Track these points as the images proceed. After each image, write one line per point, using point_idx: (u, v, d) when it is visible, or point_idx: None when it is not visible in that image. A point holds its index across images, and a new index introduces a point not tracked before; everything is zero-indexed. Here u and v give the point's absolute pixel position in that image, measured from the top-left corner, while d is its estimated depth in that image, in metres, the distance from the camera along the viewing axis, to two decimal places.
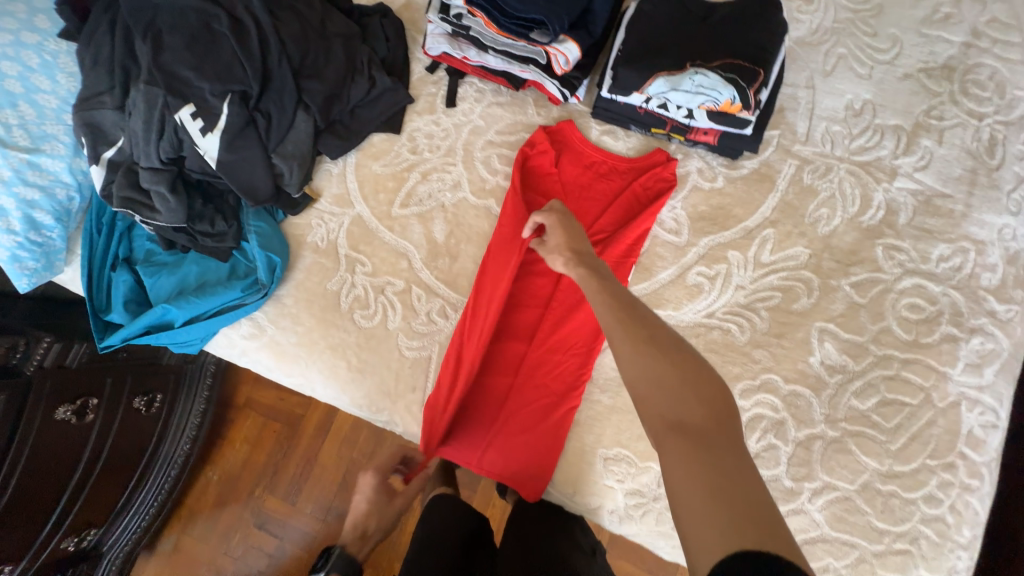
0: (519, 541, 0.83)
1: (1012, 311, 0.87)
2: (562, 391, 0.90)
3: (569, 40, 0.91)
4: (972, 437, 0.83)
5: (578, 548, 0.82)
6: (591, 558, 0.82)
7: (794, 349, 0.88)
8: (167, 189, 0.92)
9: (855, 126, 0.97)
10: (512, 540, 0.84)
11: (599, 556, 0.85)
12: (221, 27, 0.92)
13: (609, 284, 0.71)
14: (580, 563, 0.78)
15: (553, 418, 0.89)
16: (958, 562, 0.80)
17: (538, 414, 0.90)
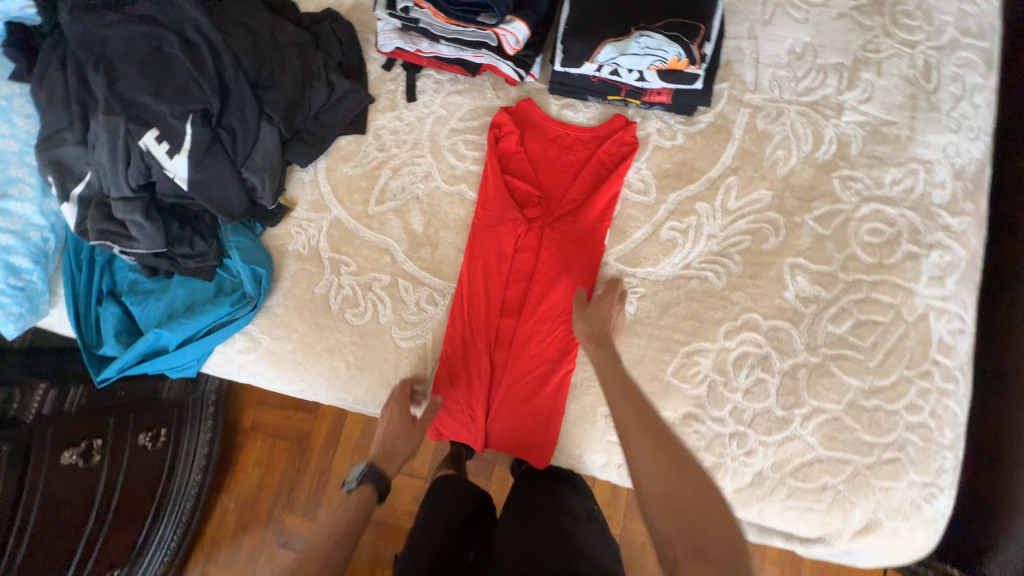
0: (516, 516, 0.81)
1: (965, 222, 0.92)
2: (556, 362, 0.94)
3: (516, 19, 0.94)
4: (943, 344, 0.88)
5: (571, 516, 0.80)
6: (586, 524, 0.80)
7: (768, 286, 0.93)
8: (141, 216, 0.92)
9: (799, 68, 1.01)
10: (509, 516, 0.82)
11: (596, 521, 0.83)
12: (173, 49, 0.92)
13: (632, 393, 0.79)
14: (575, 532, 0.77)
15: (550, 389, 0.93)
16: (944, 462, 0.86)
17: (536, 387, 0.94)
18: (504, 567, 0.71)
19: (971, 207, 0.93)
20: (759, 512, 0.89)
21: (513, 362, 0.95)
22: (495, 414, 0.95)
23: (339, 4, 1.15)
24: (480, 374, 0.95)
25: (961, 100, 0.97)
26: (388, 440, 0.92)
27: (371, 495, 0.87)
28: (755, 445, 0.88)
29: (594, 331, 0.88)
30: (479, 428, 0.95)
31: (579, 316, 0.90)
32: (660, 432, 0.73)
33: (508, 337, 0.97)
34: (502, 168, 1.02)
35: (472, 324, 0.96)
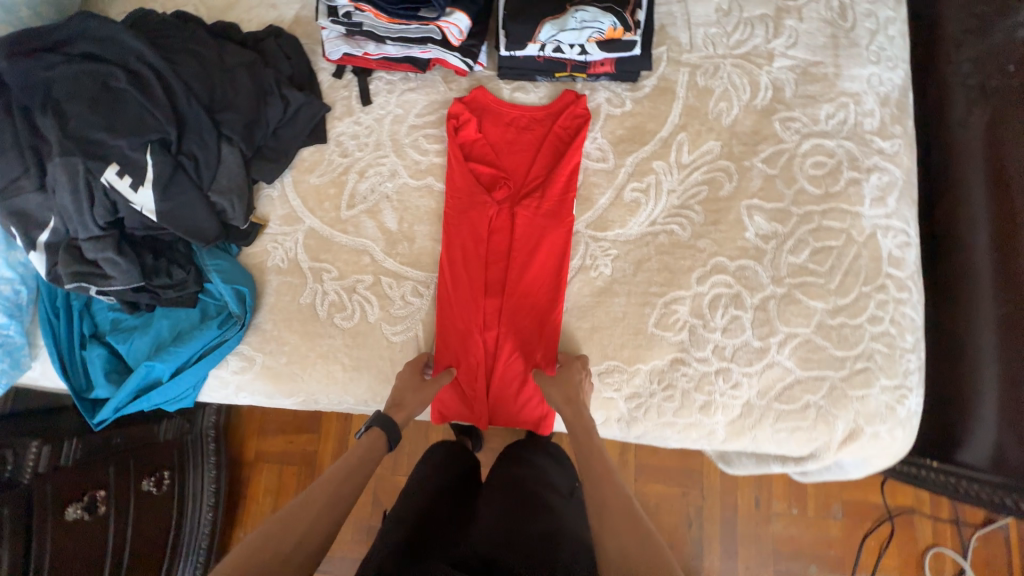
0: (507, 478, 0.91)
1: (896, 144, 1.00)
2: (541, 339, 0.99)
3: (456, 10, 0.96)
4: (893, 258, 0.96)
5: (556, 491, 0.91)
6: (567, 500, 0.91)
7: (730, 230, 0.99)
8: (114, 252, 0.92)
9: (728, 24, 1.07)
10: (499, 477, 0.92)
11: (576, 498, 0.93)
12: (120, 83, 0.92)
13: (592, 439, 0.86)
14: (556, 503, 0.87)
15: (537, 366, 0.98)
16: (909, 364, 0.93)
17: (526, 365, 0.98)
18: (491, 522, 0.81)
19: (900, 129, 1.01)
20: (753, 439, 0.95)
21: (500, 342, 0.99)
22: (491, 393, 1.00)
23: (281, 19, 1.16)
24: (471, 358, 0.99)
25: (877, 34, 1.05)
26: (404, 394, 0.93)
27: (383, 442, 0.89)
28: (739, 377, 0.94)
29: (573, 396, 0.90)
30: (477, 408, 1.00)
31: (553, 383, 0.92)
32: (630, 511, 0.73)
33: (493, 319, 1.00)
34: (465, 157, 1.05)
35: (457, 310, 1.00)
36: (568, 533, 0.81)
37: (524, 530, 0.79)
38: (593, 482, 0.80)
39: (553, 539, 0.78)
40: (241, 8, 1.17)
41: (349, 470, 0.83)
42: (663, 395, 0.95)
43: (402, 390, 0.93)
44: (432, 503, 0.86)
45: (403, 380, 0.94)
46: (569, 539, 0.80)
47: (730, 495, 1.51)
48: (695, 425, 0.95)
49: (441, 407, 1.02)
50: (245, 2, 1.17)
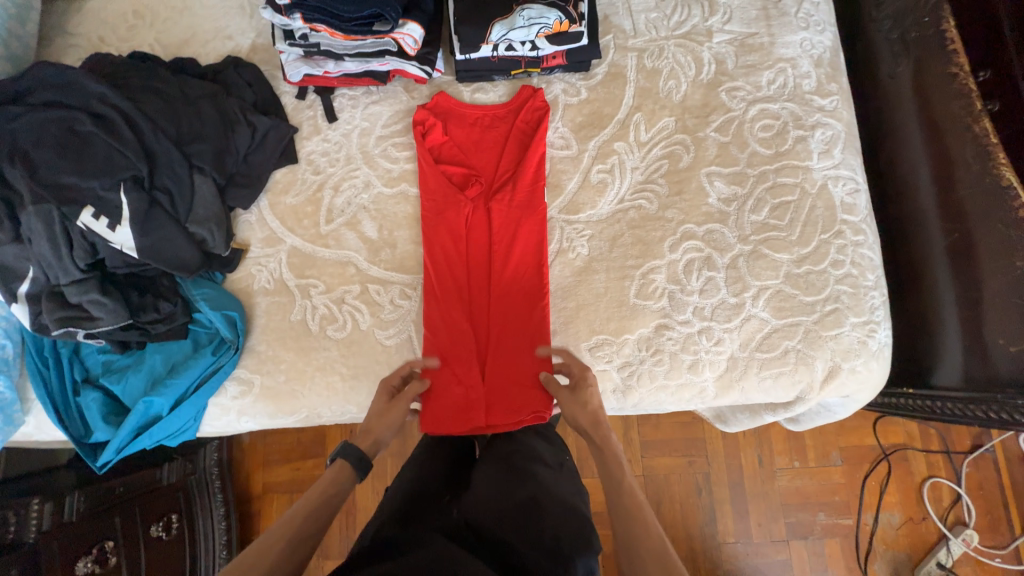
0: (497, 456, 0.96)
1: (834, 101, 1.08)
2: (534, 329, 1.02)
3: (408, 21, 1.00)
4: (845, 205, 1.03)
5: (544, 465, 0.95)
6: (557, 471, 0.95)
7: (694, 198, 1.04)
8: (99, 293, 0.93)
9: (667, 8, 1.14)
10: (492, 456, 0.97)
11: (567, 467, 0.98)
12: (85, 126, 0.93)
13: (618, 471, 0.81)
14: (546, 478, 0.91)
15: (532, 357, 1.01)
16: (874, 300, 1.00)
17: (523, 357, 1.02)
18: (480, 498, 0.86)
19: (836, 87, 1.08)
20: (742, 390, 1.00)
21: (492, 334, 1.03)
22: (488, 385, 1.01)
23: (238, 50, 1.18)
24: (466, 351, 1.02)
25: (803, 2, 1.12)
26: (375, 421, 0.90)
27: (351, 473, 0.85)
28: (721, 334, 0.99)
29: (597, 418, 0.88)
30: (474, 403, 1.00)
31: (571, 405, 0.90)
32: (658, 547, 0.70)
33: (481, 314, 1.04)
34: (436, 161, 1.09)
35: (448, 305, 1.03)
36: (555, 498, 0.86)
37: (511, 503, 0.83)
38: (623, 516, 0.75)
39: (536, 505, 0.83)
40: (197, 43, 1.19)
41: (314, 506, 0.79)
42: (653, 360, 0.99)
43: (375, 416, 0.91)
44: (428, 489, 0.92)
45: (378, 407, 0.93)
46: (554, 504, 0.85)
47: (735, 457, 1.56)
48: (687, 385, 1.00)
49: (437, 413, 1.01)
50: (200, 37, 1.20)
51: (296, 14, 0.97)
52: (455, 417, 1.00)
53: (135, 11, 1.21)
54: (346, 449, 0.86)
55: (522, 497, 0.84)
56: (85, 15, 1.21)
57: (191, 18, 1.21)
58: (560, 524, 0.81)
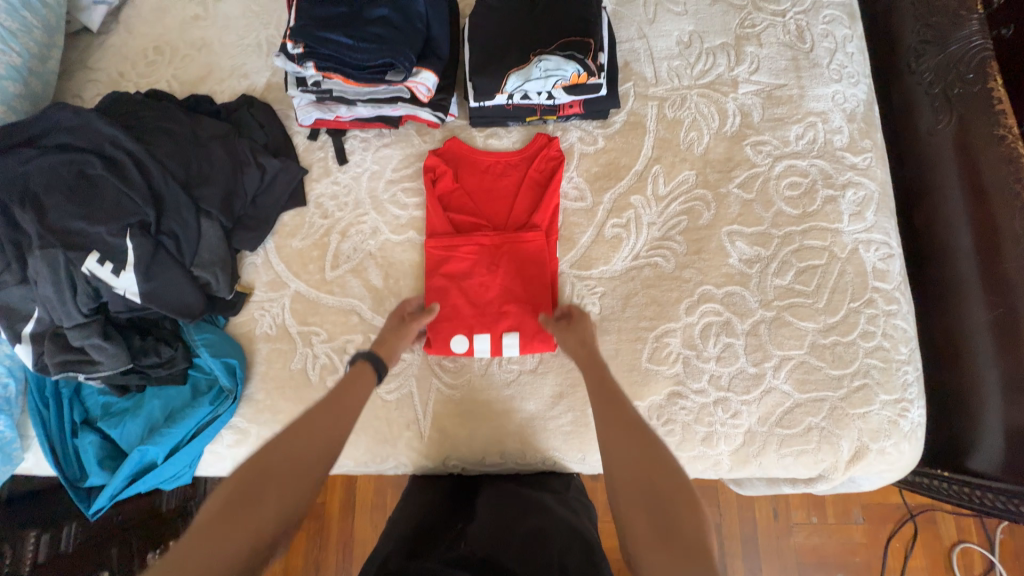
0: (500, 492, 0.94)
1: (867, 158, 1.02)
2: (528, 255, 1.01)
3: (422, 70, 0.98)
4: (878, 271, 0.96)
5: (550, 492, 0.94)
6: (563, 495, 0.94)
7: (713, 257, 0.99)
8: (100, 338, 0.92)
9: (690, 56, 1.09)
10: (493, 492, 0.94)
11: (574, 489, 0.98)
12: (97, 170, 0.93)
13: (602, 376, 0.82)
14: (552, 504, 0.90)
15: (530, 285, 1.00)
16: (907, 376, 0.93)
17: (518, 279, 1.00)
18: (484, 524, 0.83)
19: (869, 143, 1.03)
20: (760, 465, 0.93)
21: (495, 267, 1.01)
22: (492, 316, 0.99)
23: (253, 88, 1.18)
24: (464, 298, 1.00)
25: (836, 52, 1.07)
26: (391, 338, 0.92)
27: (369, 376, 0.83)
28: (738, 406, 0.93)
29: (586, 341, 0.89)
30: (477, 334, 0.98)
31: (567, 336, 0.90)
32: (645, 444, 0.70)
33: (479, 255, 1.01)
34: (446, 209, 1.05)
35: (445, 258, 1.02)
36: (562, 525, 0.83)
37: (513, 532, 0.80)
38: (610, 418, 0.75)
39: (541, 533, 0.80)
40: (213, 80, 1.19)
41: (334, 406, 0.77)
42: (664, 430, 0.94)
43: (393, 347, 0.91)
44: (435, 512, 0.90)
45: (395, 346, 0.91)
46: (561, 531, 0.81)
47: (749, 509, 1.48)
48: (700, 457, 0.94)
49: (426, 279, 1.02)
50: (217, 74, 1.20)
51: (309, 63, 0.95)
52: (438, 257, 1.02)
53: (156, 48, 1.22)
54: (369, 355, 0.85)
55: (528, 527, 0.82)
56: (108, 50, 1.23)
57: (209, 56, 1.21)
58: (566, 554, 0.76)
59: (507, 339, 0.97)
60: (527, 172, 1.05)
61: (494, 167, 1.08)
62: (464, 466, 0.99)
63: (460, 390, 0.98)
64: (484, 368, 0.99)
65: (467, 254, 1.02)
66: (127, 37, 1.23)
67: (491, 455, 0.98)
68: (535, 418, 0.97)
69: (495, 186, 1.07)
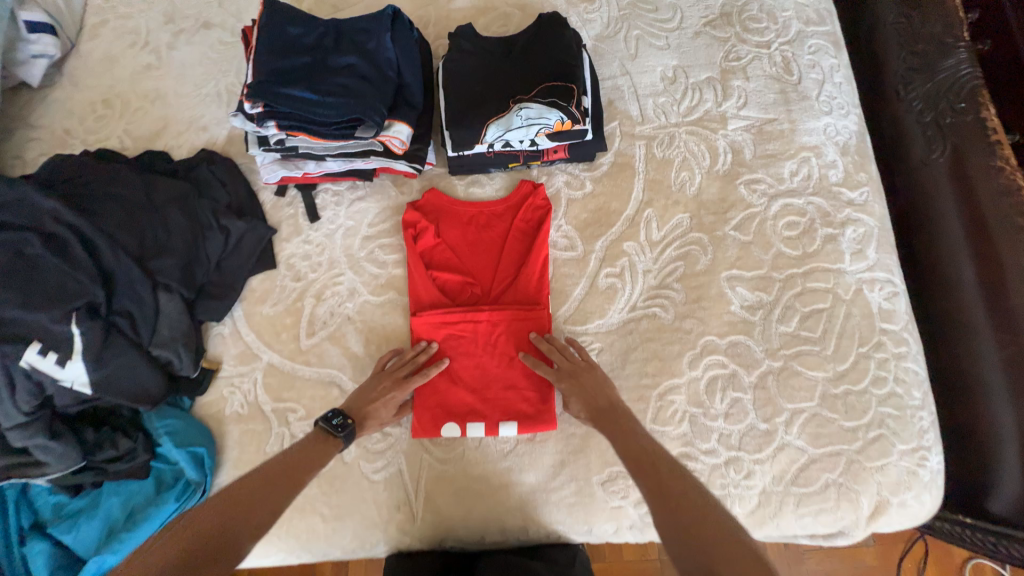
0: (500, 567, 0.85)
1: (864, 193, 0.98)
2: (522, 337, 0.94)
3: (395, 122, 0.92)
4: (884, 312, 0.92)
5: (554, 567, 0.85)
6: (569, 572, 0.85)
7: (714, 305, 0.94)
8: (45, 437, 0.82)
9: (676, 92, 1.05)
10: (492, 567, 0.85)
11: (581, 565, 0.88)
12: (35, 249, 0.83)
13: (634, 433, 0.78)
14: None
15: (524, 366, 0.93)
16: (923, 422, 0.88)
17: (513, 359, 0.93)
18: None
19: (865, 176, 0.99)
20: (776, 527, 0.87)
21: (487, 346, 0.94)
22: (487, 400, 0.92)
23: (213, 141, 1.10)
24: (457, 382, 0.93)
25: (824, 83, 1.04)
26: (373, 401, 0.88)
27: (336, 443, 0.82)
28: (751, 466, 0.87)
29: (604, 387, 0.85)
30: (470, 423, 0.90)
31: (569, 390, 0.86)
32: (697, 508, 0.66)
33: (470, 333, 0.94)
34: (427, 265, 0.98)
35: (435, 337, 0.94)
36: None
37: None
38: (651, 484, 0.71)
39: None
40: (170, 133, 1.11)
41: (289, 467, 0.76)
42: None
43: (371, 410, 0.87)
44: None
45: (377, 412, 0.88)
46: None
47: None
48: None
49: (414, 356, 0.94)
50: (173, 127, 1.11)
51: (271, 122, 0.88)
52: (426, 332, 0.95)
53: (105, 101, 1.14)
54: (349, 428, 0.83)
55: None
56: (52, 106, 1.14)
57: (164, 108, 1.13)
58: None
59: (503, 426, 0.90)
60: (513, 228, 0.99)
61: (479, 227, 1.01)
62: (462, 547, 0.91)
63: (453, 464, 0.90)
64: (478, 440, 0.91)
65: (459, 333, 0.94)
66: (73, 91, 1.15)
67: (491, 534, 0.89)
68: (536, 491, 0.89)
69: (481, 242, 1.00)
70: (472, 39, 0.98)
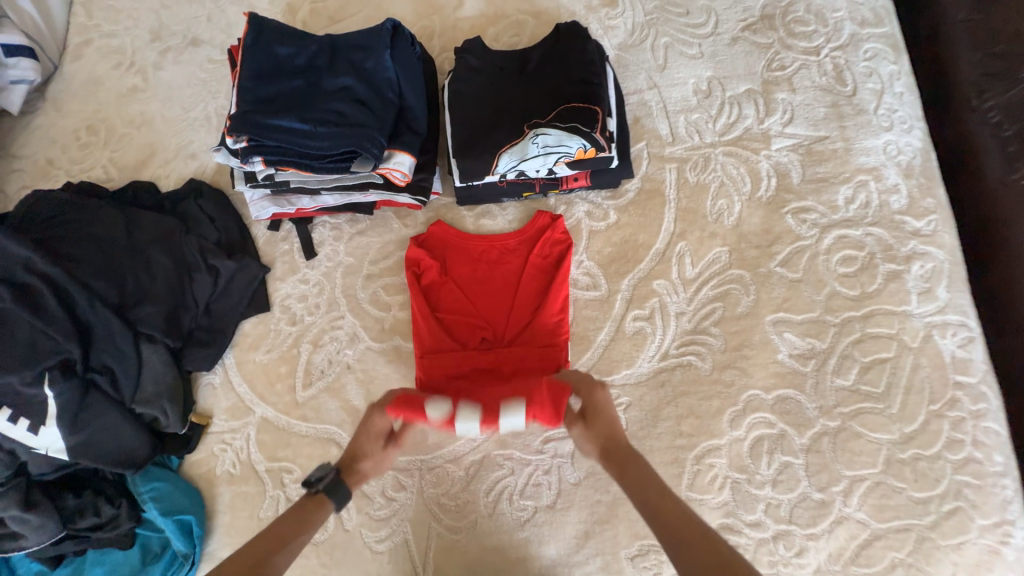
0: None
1: (933, 222, 0.85)
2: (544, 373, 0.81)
3: (396, 151, 0.81)
4: (959, 362, 0.80)
5: None
6: None
7: (759, 354, 0.83)
8: (19, 509, 0.75)
9: (712, 107, 0.93)
10: None
11: None
12: (3, 302, 0.76)
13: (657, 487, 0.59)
14: None
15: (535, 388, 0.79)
16: (1007, 493, 0.76)
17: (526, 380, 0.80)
18: None
19: (933, 203, 0.86)
20: None
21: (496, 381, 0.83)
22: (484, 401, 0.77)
23: (203, 170, 1.01)
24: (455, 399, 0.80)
25: (883, 94, 0.91)
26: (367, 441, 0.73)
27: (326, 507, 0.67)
28: (804, 542, 0.76)
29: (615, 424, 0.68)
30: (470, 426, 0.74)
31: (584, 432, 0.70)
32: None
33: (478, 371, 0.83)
34: (433, 307, 0.88)
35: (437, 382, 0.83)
36: None
37: None
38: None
39: None
40: (157, 162, 1.03)
41: (267, 544, 0.61)
42: None
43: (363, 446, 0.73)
44: None
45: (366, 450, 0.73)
46: None
47: None
48: None
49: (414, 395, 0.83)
50: (160, 155, 1.03)
51: (256, 158, 0.79)
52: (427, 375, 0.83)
53: (89, 127, 1.06)
54: (333, 479, 0.68)
55: None
56: (34, 134, 1.06)
57: (151, 133, 1.05)
58: None
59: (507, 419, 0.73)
60: (529, 261, 0.88)
61: (491, 262, 0.90)
62: None
63: (464, 533, 0.81)
64: (491, 506, 0.82)
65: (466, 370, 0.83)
66: (56, 117, 1.07)
67: None
68: (557, 566, 0.79)
69: (494, 279, 0.89)
70: (482, 54, 0.88)
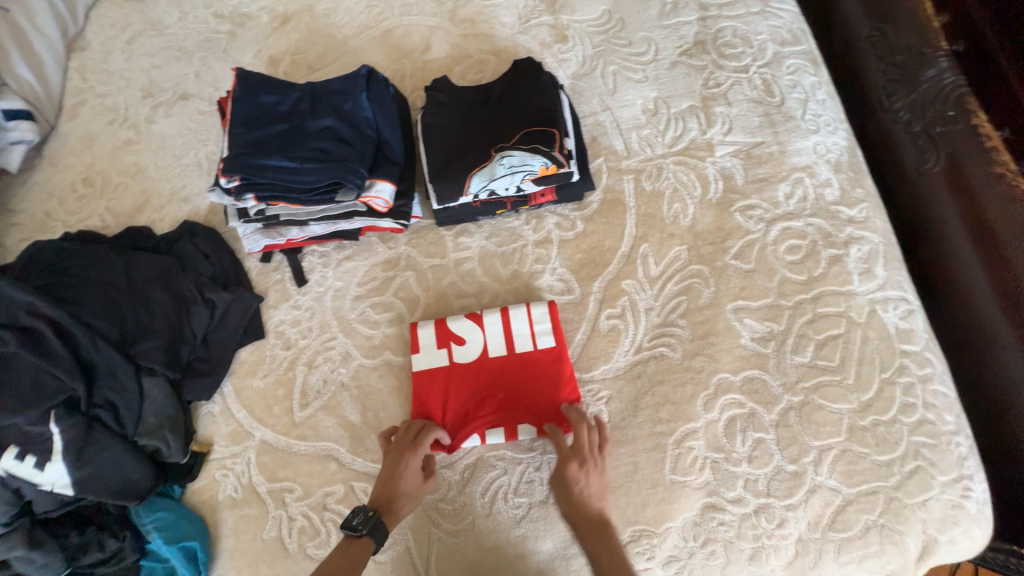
0: None
1: (864, 209, 0.95)
2: (554, 399, 0.87)
3: (377, 180, 0.90)
4: (902, 332, 0.88)
5: None
6: None
7: (723, 340, 0.90)
8: (24, 549, 0.77)
9: (659, 123, 1.04)
10: None
11: None
12: (9, 346, 0.81)
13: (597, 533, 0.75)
14: None
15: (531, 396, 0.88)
16: (961, 449, 0.82)
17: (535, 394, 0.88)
18: None
19: (862, 192, 0.96)
20: None
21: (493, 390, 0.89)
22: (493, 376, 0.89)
23: (196, 211, 1.08)
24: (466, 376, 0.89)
25: (807, 102, 1.03)
26: (398, 486, 0.80)
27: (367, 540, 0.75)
28: (784, 513, 0.81)
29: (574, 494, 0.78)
30: (487, 420, 0.86)
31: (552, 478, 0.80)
32: None
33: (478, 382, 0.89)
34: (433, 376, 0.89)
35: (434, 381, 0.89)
36: None
37: None
38: None
39: None
40: (152, 207, 1.09)
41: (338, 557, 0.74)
42: (704, 553, 0.80)
43: (398, 488, 0.80)
44: None
45: (405, 483, 0.80)
46: None
47: None
48: None
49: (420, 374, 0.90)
50: (155, 201, 1.10)
51: (249, 195, 0.88)
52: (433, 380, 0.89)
53: (85, 180, 1.13)
54: (374, 522, 0.75)
55: None
56: (33, 189, 1.13)
57: (145, 181, 1.12)
58: None
59: (521, 430, 0.86)
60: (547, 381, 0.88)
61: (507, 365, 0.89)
62: None
63: (464, 536, 0.84)
64: (488, 507, 0.85)
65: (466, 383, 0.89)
66: (53, 172, 1.14)
67: None
68: (555, 559, 0.82)
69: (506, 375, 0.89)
70: (449, 91, 0.98)
